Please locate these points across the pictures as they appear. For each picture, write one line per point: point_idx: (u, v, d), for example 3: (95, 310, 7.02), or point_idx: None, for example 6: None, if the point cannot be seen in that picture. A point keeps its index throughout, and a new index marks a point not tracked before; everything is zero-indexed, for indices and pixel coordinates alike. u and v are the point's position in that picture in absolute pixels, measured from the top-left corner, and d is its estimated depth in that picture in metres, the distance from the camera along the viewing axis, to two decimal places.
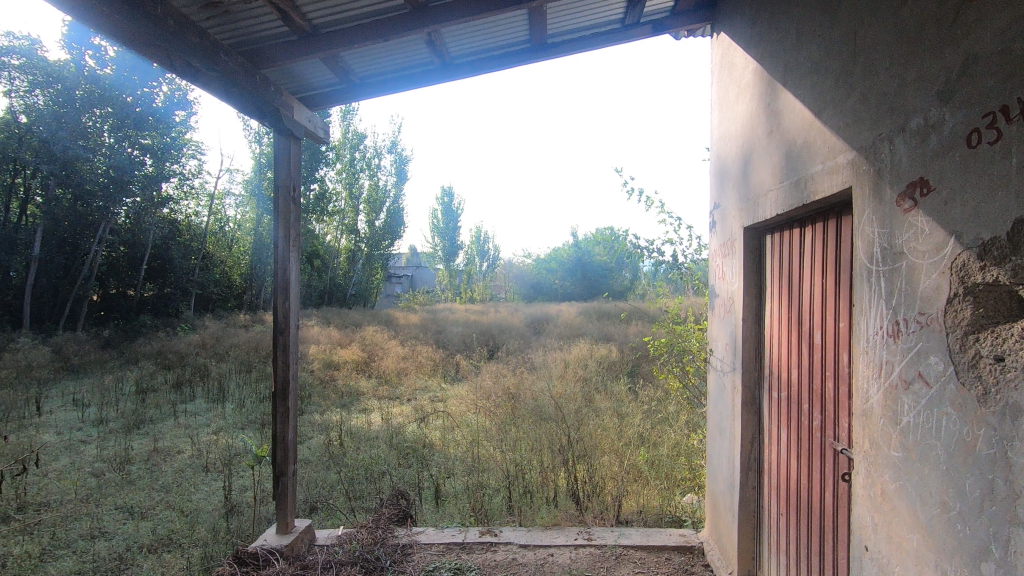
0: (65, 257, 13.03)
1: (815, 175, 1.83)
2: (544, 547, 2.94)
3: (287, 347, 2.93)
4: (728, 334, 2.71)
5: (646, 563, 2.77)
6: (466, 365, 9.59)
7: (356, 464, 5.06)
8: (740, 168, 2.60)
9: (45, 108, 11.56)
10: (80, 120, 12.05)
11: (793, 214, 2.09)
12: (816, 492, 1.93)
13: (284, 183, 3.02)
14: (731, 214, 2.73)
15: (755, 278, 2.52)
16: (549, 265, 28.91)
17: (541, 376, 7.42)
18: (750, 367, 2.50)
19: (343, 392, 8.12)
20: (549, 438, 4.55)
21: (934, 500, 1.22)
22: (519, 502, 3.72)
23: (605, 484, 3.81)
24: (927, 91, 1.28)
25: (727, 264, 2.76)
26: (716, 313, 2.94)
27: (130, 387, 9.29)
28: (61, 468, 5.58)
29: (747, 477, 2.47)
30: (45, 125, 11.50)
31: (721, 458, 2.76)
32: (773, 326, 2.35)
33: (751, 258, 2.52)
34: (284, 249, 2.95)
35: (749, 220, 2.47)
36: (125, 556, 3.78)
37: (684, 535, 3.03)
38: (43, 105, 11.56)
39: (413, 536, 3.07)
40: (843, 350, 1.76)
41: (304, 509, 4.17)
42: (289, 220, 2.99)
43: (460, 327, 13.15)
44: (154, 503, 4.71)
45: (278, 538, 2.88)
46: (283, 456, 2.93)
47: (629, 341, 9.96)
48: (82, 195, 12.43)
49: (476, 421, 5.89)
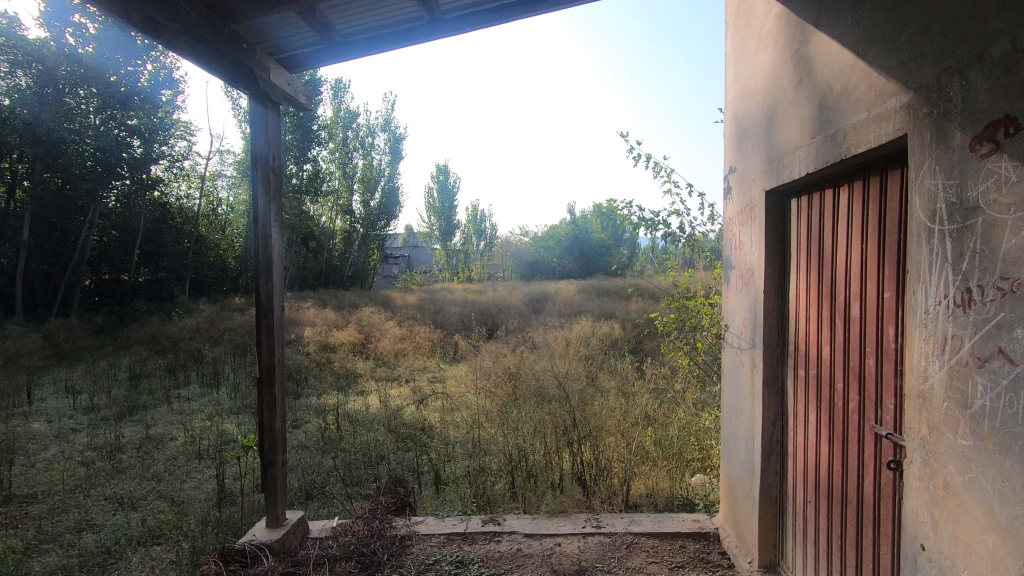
0: (55, 242, 12.80)
1: (856, 126, 1.61)
2: (550, 535, 2.77)
3: (271, 329, 2.72)
4: (747, 308, 2.51)
5: (659, 552, 2.61)
6: (465, 345, 9.44)
7: (354, 448, 4.92)
8: (762, 127, 2.37)
9: (29, 90, 11.10)
10: (64, 101, 11.61)
11: (826, 173, 1.88)
12: (852, 481, 1.76)
13: (262, 155, 2.74)
14: (751, 177, 2.51)
15: (778, 246, 2.31)
16: (546, 243, 28.60)
17: (543, 355, 7.24)
18: (772, 344, 2.31)
19: (340, 374, 7.98)
20: (551, 419, 4.41)
21: (1019, 498, 1.03)
22: (522, 488, 3.55)
23: (612, 466, 3.65)
24: (1015, 9, 1.05)
25: (746, 233, 2.55)
26: (732, 286, 2.75)
27: (122, 373, 9.13)
28: (50, 458, 5.43)
29: (769, 461, 2.30)
30: (29, 108, 11.11)
31: (738, 440, 2.60)
32: (798, 297, 2.16)
33: (772, 225, 2.31)
34: (267, 223, 2.72)
35: (772, 183, 2.25)
36: (114, 549, 3.65)
37: (697, 520, 2.87)
38: (28, 88, 11.11)
39: (412, 526, 2.91)
40: (889, 323, 1.56)
41: (300, 497, 4.04)
42: (268, 194, 2.74)
43: (457, 306, 12.97)
44: (145, 492, 4.56)
45: (268, 533, 2.68)
46: (272, 446, 2.74)
47: (631, 318, 9.80)
48: (71, 179, 12.16)
49: (476, 401, 5.74)
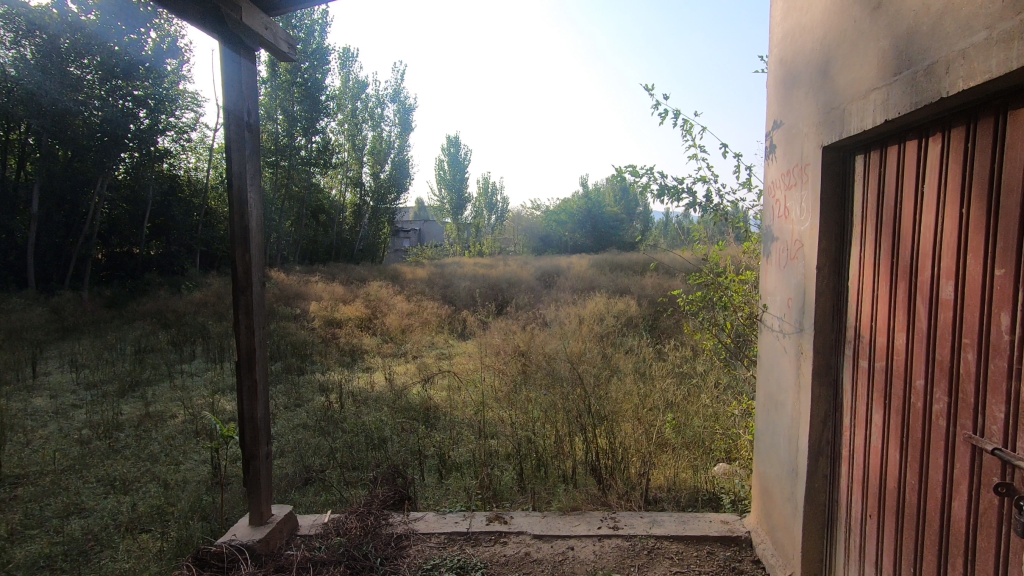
0: (65, 215, 12.72)
1: (967, 51, 1.23)
2: (562, 538, 2.50)
3: (250, 308, 2.42)
4: (792, 286, 2.16)
5: (685, 559, 2.32)
6: (474, 321, 9.19)
7: (356, 428, 4.71)
8: (817, 69, 1.97)
9: (32, 61, 10.81)
10: (68, 71, 11.23)
11: (909, 120, 1.50)
12: (935, 500, 1.43)
13: (234, 110, 2.38)
14: (801, 131, 2.12)
15: (835, 215, 1.94)
16: (558, 217, 28.11)
17: (554, 333, 6.94)
18: (826, 330, 1.96)
19: (345, 351, 7.75)
20: (563, 401, 4.15)
21: None
22: (530, 479, 3.27)
23: (630, 455, 3.37)
24: None
25: (793, 198, 2.17)
26: (772, 261, 2.39)
27: (128, 347, 9.01)
28: (47, 436, 5.28)
29: (817, 464, 1.98)
30: (32, 78, 10.78)
31: (778, 436, 2.28)
32: (861, 274, 1.80)
33: (830, 188, 1.93)
34: (242, 187, 2.39)
35: (831, 137, 1.87)
36: (101, 536, 3.46)
37: (727, 522, 2.58)
38: (32, 59, 10.82)
39: (410, 524, 2.65)
40: (1002, 311, 1.21)
41: (298, 482, 3.85)
42: (244, 152, 2.40)
43: (467, 281, 12.66)
44: (139, 474, 4.39)
45: (251, 532, 2.43)
46: (253, 436, 2.47)
47: (647, 294, 9.46)
48: (79, 151, 11.95)
49: (485, 381, 5.46)
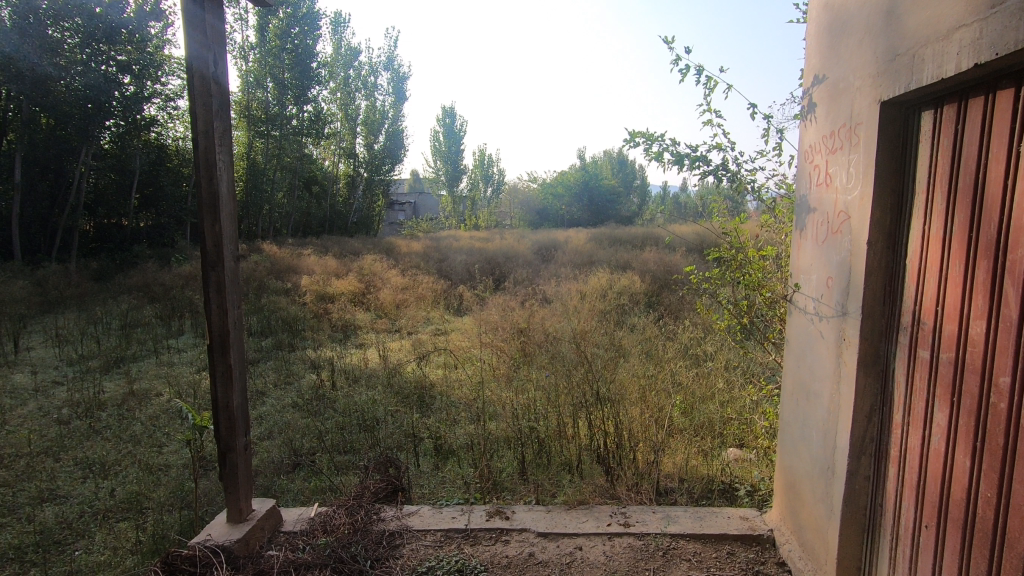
0: (49, 185, 12.29)
1: None
2: (569, 536, 2.30)
3: (221, 286, 2.16)
4: (834, 263, 1.91)
5: (703, 561, 2.13)
6: (470, 296, 8.94)
7: (349, 407, 4.51)
8: (878, 9, 1.68)
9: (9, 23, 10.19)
10: (47, 34, 10.71)
11: (1005, 63, 1.23)
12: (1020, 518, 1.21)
13: (196, 60, 2.07)
14: (852, 85, 1.84)
15: (891, 182, 1.68)
16: (554, 190, 27.54)
17: (554, 310, 6.70)
18: (875, 313, 1.72)
19: (337, 326, 7.51)
20: (566, 383, 3.94)
21: None
22: (531, 467, 3.06)
23: (638, 441, 3.17)
24: None
25: (838, 162, 1.91)
26: (808, 235, 2.14)
27: (115, 321, 8.74)
28: (26, 416, 5.05)
29: (858, 463, 1.77)
30: (9, 41, 10.28)
31: (810, 429, 2.06)
32: (924, 250, 1.56)
33: (886, 151, 1.67)
34: (209, 149, 2.10)
35: (892, 91, 1.60)
36: (76, 524, 3.26)
37: (746, 518, 2.39)
38: (8, 21, 10.19)
39: (404, 519, 2.44)
40: None
41: (287, 466, 3.64)
42: (210, 109, 2.10)
43: (463, 255, 12.36)
44: (120, 457, 4.17)
45: (228, 530, 2.21)
46: (229, 427, 2.22)
47: (650, 269, 9.18)
48: (61, 119, 11.40)
49: (483, 360, 5.24)
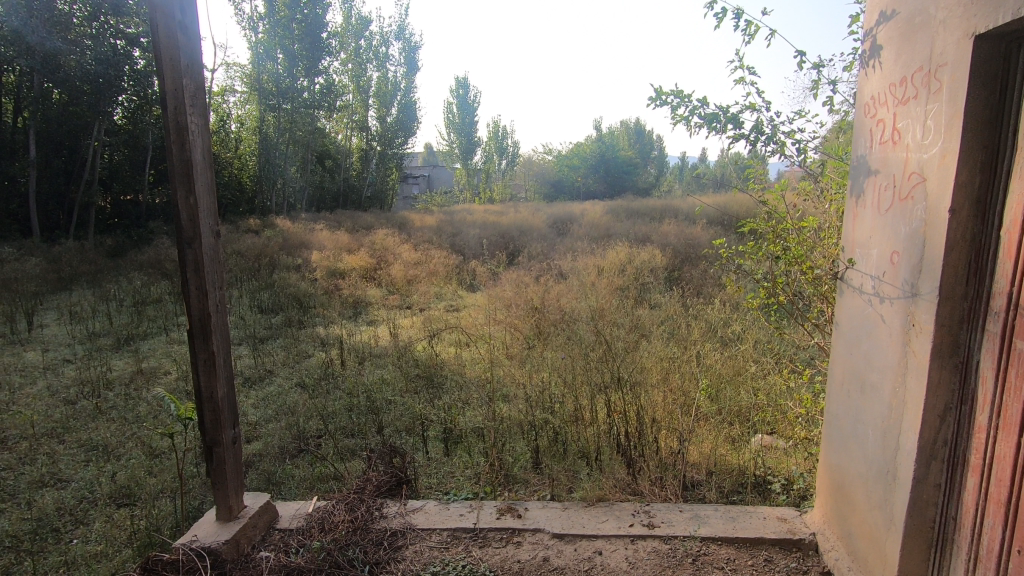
0: (64, 161, 12.24)
1: None
2: (588, 538, 2.10)
3: (199, 265, 1.93)
4: (904, 234, 1.62)
5: (738, 570, 1.91)
6: (484, 271, 8.71)
7: (357, 387, 4.35)
8: None
9: None
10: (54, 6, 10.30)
11: None
12: None
13: (160, 6, 1.80)
14: (934, 19, 1.51)
15: (982, 136, 1.38)
16: (570, 161, 26.92)
17: (571, 286, 6.44)
18: (956, 295, 1.44)
19: (349, 303, 7.34)
20: (583, 365, 3.72)
21: None
22: (546, 458, 2.86)
23: (661, 429, 2.95)
24: None
25: (913, 115, 1.60)
26: (868, 203, 1.84)
27: (127, 297, 8.67)
28: (34, 395, 4.97)
29: (927, 470, 1.51)
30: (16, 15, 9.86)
31: (865, 424, 1.81)
32: None
33: (977, 99, 1.37)
34: (179, 110, 1.86)
35: (994, 19, 1.28)
36: (75, 512, 3.14)
37: (785, 519, 2.15)
38: None
39: (408, 516, 2.26)
40: None
41: (292, 451, 3.48)
42: (178, 63, 1.85)
43: (477, 229, 12.06)
44: (124, 439, 4.06)
45: (217, 530, 2.05)
46: (214, 419, 2.03)
47: (670, 243, 8.81)
48: (72, 93, 11.21)
49: (496, 338, 5.03)
